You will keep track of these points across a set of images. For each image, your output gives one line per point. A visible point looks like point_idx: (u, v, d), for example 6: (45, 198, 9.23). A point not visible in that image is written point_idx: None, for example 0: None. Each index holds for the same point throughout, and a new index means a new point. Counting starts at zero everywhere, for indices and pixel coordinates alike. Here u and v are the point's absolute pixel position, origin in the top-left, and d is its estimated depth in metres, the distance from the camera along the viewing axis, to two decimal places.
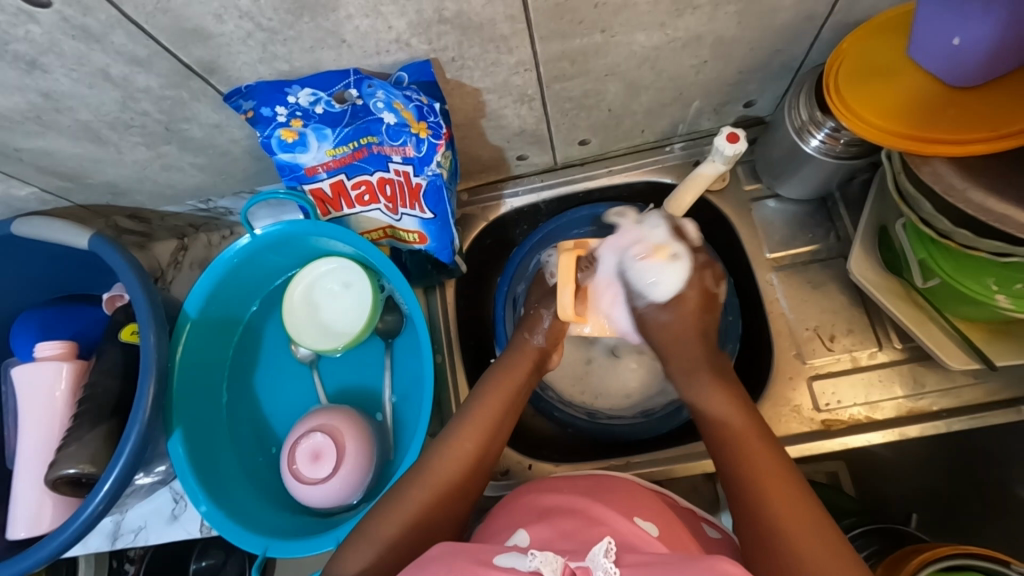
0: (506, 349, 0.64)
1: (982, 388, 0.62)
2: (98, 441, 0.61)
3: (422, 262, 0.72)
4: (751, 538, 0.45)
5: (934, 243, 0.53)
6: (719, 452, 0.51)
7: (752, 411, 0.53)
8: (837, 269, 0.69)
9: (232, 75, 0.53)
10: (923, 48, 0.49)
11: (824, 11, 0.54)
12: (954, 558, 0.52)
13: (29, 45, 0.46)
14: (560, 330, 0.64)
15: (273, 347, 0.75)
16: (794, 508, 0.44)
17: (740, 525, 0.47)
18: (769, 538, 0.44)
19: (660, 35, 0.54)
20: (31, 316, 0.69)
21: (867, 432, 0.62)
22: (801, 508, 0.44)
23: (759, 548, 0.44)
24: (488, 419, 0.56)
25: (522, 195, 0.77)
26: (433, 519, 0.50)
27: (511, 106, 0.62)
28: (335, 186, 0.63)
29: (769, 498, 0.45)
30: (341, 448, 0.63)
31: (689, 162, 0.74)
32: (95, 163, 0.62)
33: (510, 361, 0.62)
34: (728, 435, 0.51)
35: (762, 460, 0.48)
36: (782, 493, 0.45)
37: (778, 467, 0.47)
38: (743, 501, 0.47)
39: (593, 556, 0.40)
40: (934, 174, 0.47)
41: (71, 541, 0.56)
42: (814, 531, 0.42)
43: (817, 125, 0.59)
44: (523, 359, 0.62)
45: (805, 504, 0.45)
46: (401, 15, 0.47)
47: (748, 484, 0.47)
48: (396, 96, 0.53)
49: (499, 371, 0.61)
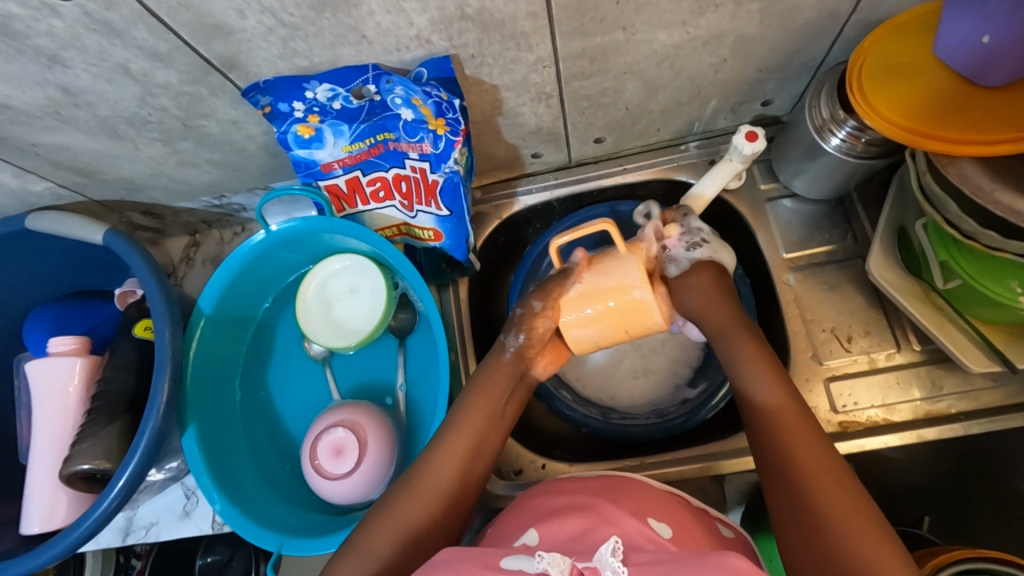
0: (487, 354, 0.61)
1: (1000, 391, 0.61)
2: (112, 437, 0.61)
3: (436, 260, 0.71)
4: (807, 551, 0.44)
5: (956, 244, 0.53)
6: (765, 451, 0.50)
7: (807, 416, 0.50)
8: (854, 270, 0.68)
9: (252, 71, 0.52)
10: (945, 48, 0.49)
11: (847, 10, 0.53)
12: (971, 562, 0.51)
13: (50, 39, 0.45)
14: (525, 361, 0.59)
15: (287, 345, 0.75)
16: (830, 491, 0.45)
17: (788, 507, 0.47)
18: (824, 554, 0.43)
19: (681, 33, 0.54)
20: (44, 311, 0.69)
21: (884, 434, 0.62)
22: (859, 520, 0.43)
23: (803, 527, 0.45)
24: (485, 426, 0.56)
25: (535, 194, 0.77)
26: (431, 533, 0.51)
27: (528, 104, 0.62)
28: (351, 181, 0.62)
29: (805, 483, 0.46)
30: (363, 443, 0.63)
31: (705, 161, 0.74)
32: (111, 159, 0.62)
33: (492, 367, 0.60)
34: (774, 440, 0.50)
35: (820, 478, 0.46)
36: (819, 476, 0.46)
37: (838, 487, 0.45)
38: (797, 518, 0.46)
39: (600, 556, 0.39)
40: (960, 174, 0.46)
41: (85, 537, 0.56)
42: (848, 500, 0.44)
43: (839, 123, 0.59)
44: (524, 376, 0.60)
45: (871, 526, 0.43)
46: (423, 12, 0.47)
47: (802, 503, 0.46)
48: (416, 92, 0.52)
49: (489, 377, 0.59)
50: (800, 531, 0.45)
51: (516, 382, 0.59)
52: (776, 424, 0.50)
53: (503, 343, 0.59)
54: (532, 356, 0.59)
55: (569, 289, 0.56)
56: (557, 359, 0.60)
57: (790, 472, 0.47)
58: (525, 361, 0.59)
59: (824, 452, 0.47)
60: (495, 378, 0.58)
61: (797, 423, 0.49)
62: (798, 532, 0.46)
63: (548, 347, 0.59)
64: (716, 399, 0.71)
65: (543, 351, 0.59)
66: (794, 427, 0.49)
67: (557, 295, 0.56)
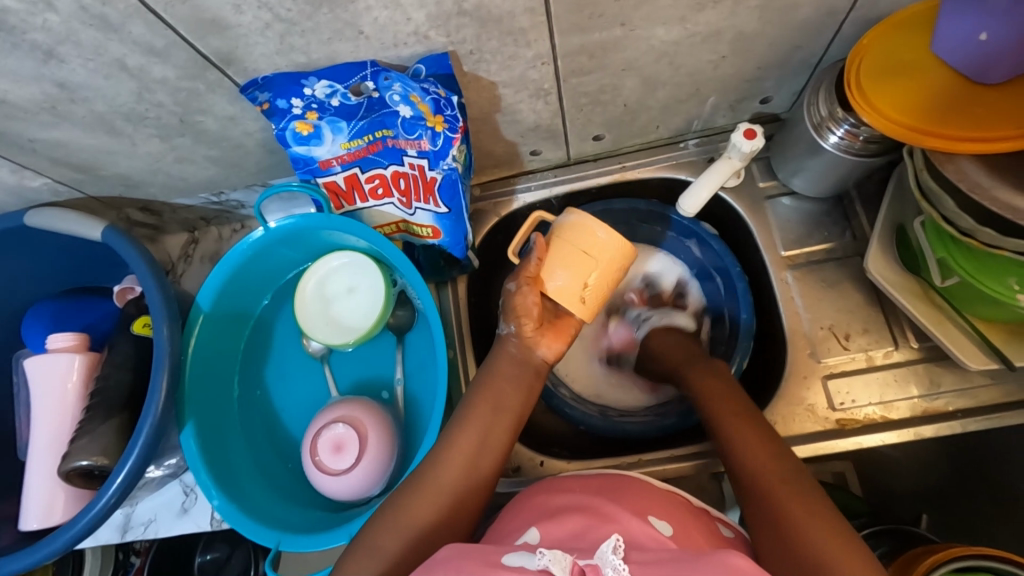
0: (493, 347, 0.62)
1: (999, 388, 0.61)
2: (110, 433, 0.62)
3: (434, 257, 0.71)
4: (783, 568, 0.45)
5: (955, 241, 0.52)
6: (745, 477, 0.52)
7: (777, 441, 0.53)
8: (853, 267, 0.68)
9: (250, 67, 0.52)
10: (945, 46, 0.49)
11: (845, 7, 0.53)
12: (967, 559, 0.51)
13: (46, 34, 0.46)
14: (529, 344, 0.60)
15: (285, 342, 0.75)
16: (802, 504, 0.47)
17: (762, 526, 0.48)
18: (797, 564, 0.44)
19: (679, 30, 0.54)
20: (42, 307, 0.69)
21: (881, 432, 0.62)
22: (831, 531, 0.45)
23: (775, 544, 0.46)
24: (483, 427, 0.56)
25: (535, 191, 0.77)
26: (434, 534, 0.51)
27: (526, 101, 0.62)
28: (349, 178, 0.62)
29: (781, 497, 0.48)
30: (363, 439, 0.63)
31: (703, 159, 0.74)
32: (108, 155, 0.62)
33: (494, 368, 0.60)
34: (750, 464, 0.52)
35: (791, 493, 0.48)
36: (791, 491, 0.48)
37: (808, 501, 0.47)
38: (772, 535, 0.47)
39: (601, 554, 0.40)
40: (958, 171, 0.47)
41: (83, 533, 0.56)
42: (816, 512, 0.46)
43: (837, 121, 0.59)
44: (530, 372, 0.60)
45: (849, 545, 0.44)
46: (421, 7, 0.47)
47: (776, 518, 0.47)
48: (413, 89, 0.53)
49: (488, 381, 0.59)
50: (774, 546, 0.46)
51: (522, 382, 0.59)
52: (760, 449, 0.52)
53: (505, 332, 0.61)
54: (533, 339, 0.60)
55: (536, 266, 0.57)
56: (559, 339, 0.61)
57: (770, 493, 0.49)
58: (528, 345, 0.60)
59: (794, 471, 0.50)
60: (498, 379, 0.59)
61: (773, 446, 0.52)
62: (772, 549, 0.46)
63: (548, 327, 0.61)
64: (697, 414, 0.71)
65: (543, 332, 0.60)
66: (766, 447, 0.52)
67: (528, 273, 0.57)
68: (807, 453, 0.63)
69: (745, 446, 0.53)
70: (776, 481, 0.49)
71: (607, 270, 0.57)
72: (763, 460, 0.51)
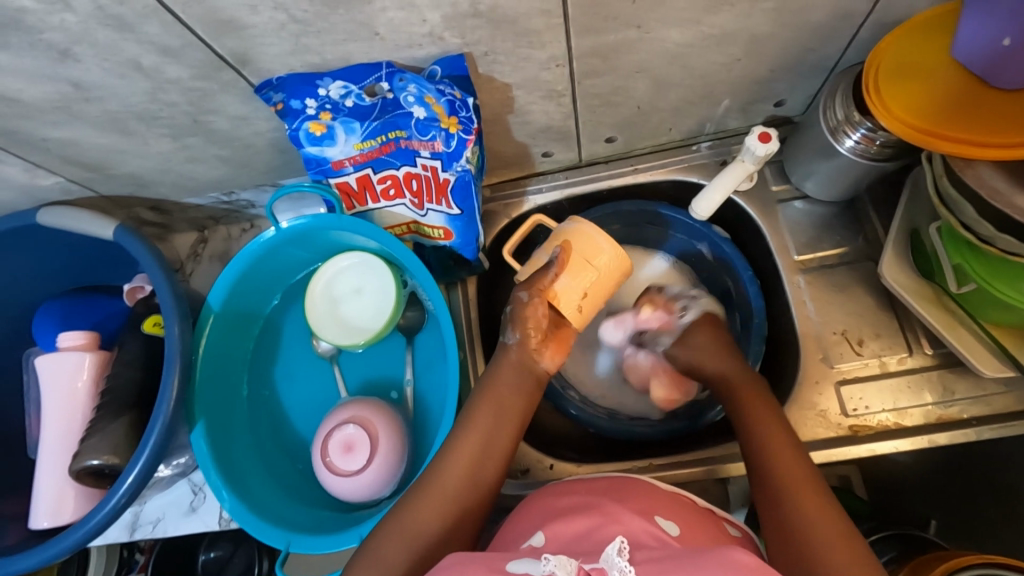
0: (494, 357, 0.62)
1: (1013, 396, 0.61)
2: (121, 431, 0.61)
3: (444, 257, 0.71)
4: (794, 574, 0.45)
5: (970, 247, 0.52)
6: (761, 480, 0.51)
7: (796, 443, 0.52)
8: (865, 272, 0.68)
9: (263, 67, 0.52)
10: (965, 52, 0.48)
11: (862, 10, 0.53)
12: (981, 566, 0.51)
13: (63, 34, 0.45)
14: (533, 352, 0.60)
15: (294, 342, 0.75)
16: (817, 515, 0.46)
17: (776, 531, 0.48)
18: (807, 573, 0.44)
19: (694, 32, 0.53)
20: (53, 305, 0.69)
21: (895, 439, 0.61)
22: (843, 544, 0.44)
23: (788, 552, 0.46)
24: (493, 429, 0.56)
25: (545, 192, 0.76)
26: (445, 537, 0.51)
27: (538, 102, 0.61)
28: (362, 179, 0.62)
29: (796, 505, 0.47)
30: (373, 440, 0.63)
31: (715, 162, 0.73)
32: (120, 154, 0.62)
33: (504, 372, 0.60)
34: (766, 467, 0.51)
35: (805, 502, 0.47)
36: (807, 499, 0.48)
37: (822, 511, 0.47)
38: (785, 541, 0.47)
39: (607, 556, 0.39)
40: (975, 177, 0.46)
41: (93, 532, 0.56)
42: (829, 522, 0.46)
43: (853, 125, 0.58)
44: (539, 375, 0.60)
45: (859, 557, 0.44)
46: (436, 8, 0.46)
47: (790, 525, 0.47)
48: (428, 90, 0.53)
49: (496, 383, 0.59)
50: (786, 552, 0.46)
51: (532, 381, 0.59)
52: (777, 453, 0.51)
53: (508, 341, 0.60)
54: (537, 349, 0.60)
55: (551, 280, 0.59)
56: (561, 351, 0.61)
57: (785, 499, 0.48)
58: (535, 352, 0.60)
59: (810, 479, 0.49)
60: (507, 382, 0.59)
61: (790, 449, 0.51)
62: (786, 557, 0.46)
63: (551, 338, 0.60)
64: (709, 415, 0.70)
65: (547, 343, 0.60)
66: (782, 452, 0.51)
67: (541, 285, 0.58)
68: (819, 459, 0.62)
69: (762, 449, 0.52)
70: (791, 486, 0.49)
71: (605, 279, 0.60)
72: (781, 465, 0.50)
